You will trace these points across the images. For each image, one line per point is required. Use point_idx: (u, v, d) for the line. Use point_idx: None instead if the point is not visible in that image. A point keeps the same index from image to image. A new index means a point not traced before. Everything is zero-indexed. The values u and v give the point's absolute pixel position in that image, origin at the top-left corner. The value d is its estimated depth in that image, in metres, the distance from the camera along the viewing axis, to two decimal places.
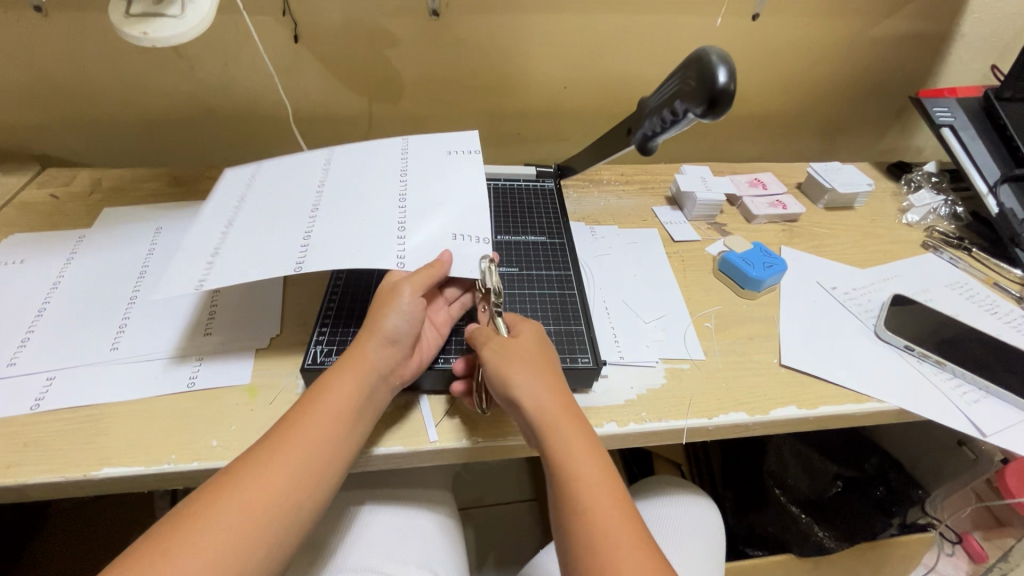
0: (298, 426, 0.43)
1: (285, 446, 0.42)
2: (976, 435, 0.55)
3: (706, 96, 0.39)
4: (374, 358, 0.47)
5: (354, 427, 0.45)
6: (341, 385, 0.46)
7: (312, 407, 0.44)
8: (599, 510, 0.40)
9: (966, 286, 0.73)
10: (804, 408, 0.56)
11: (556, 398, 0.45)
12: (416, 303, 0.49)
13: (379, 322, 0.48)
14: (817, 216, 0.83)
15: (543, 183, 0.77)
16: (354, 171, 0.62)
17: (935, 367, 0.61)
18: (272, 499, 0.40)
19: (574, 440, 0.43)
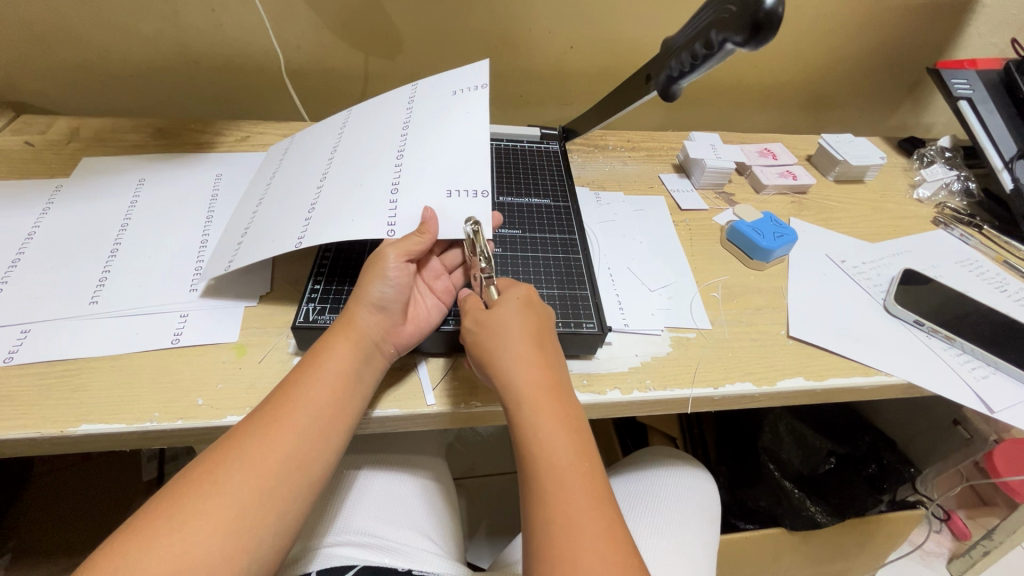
0: (289, 397, 0.41)
1: (277, 417, 0.40)
2: (983, 411, 0.54)
3: (750, 19, 0.36)
4: (367, 326, 0.45)
5: (352, 396, 0.43)
6: (335, 353, 0.43)
7: (304, 377, 0.42)
8: (563, 498, 0.38)
9: (976, 263, 0.71)
10: (811, 380, 0.54)
11: (532, 372, 0.42)
12: (401, 269, 0.46)
13: (365, 288, 0.46)
14: (827, 189, 0.81)
15: (548, 146, 0.73)
16: (364, 131, 0.60)
17: (944, 342, 0.60)
18: (267, 472, 0.38)
19: (546, 419, 0.41)
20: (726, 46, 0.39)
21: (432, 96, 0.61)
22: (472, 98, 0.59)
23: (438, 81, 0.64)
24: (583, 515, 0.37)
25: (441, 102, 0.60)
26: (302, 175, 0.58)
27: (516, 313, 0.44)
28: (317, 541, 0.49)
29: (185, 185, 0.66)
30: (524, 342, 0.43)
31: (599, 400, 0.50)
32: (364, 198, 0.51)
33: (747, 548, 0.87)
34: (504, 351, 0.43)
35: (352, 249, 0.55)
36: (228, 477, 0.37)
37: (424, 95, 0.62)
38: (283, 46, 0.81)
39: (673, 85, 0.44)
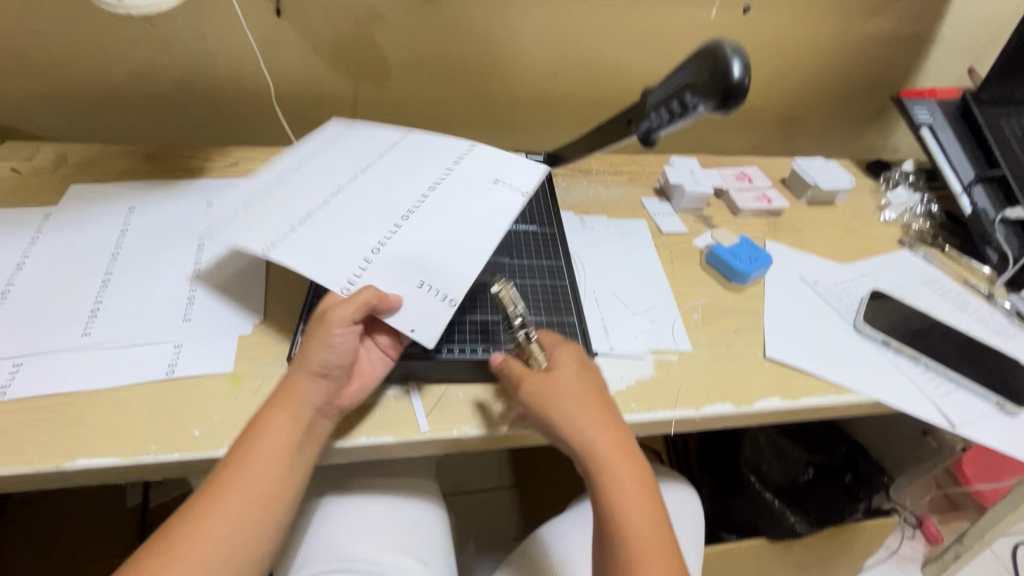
0: (241, 467, 0.41)
1: (232, 492, 0.40)
2: (947, 427, 0.58)
3: (723, 88, 0.40)
4: (317, 386, 0.44)
5: (306, 456, 0.43)
6: (285, 418, 0.43)
7: (255, 445, 0.42)
8: (642, 560, 0.41)
9: (939, 282, 0.76)
10: (787, 399, 0.57)
11: (606, 436, 0.45)
12: (345, 337, 0.44)
13: (308, 354, 0.44)
14: (800, 211, 0.85)
15: None
16: (382, 165, 0.61)
17: (910, 360, 0.63)
18: (232, 549, 0.39)
19: (625, 483, 0.44)
20: (701, 108, 0.41)
21: (469, 154, 0.62)
22: (498, 174, 0.59)
23: (480, 142, 0.64)
24: (661, 570, 0.41)
25: (472, 164, 0.61)
26: (326, 181, 0.58)
27: (579, 375, 0.47)
28: (305, 571, 0.51)
29: (176, 213, 0.67)
30: (593, 403, 0.46)
31: None
32: (342, 233, 0.52)
33: (730, 559, 0.90)
34: (561, 409, 0.45)
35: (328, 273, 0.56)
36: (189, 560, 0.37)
37: (463, 150, 0.63)
38: (273, 73, 0.82)
39: (647, 134, 0.47)
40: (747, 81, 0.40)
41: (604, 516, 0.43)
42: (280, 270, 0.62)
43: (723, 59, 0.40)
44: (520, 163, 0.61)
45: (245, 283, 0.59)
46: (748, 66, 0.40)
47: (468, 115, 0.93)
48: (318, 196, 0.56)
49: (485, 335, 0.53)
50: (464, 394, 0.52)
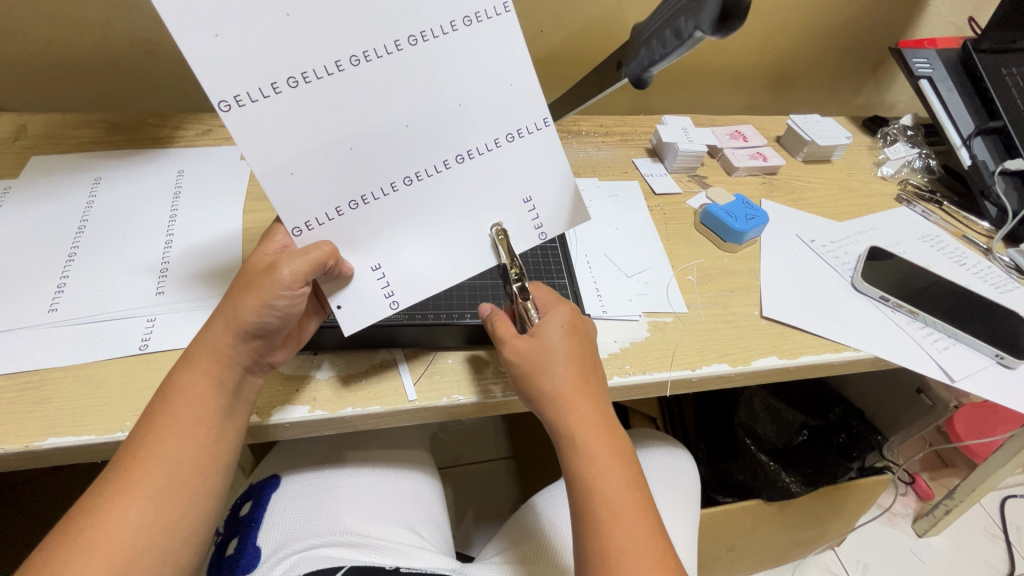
0: (155, 441, 0.37)
1: (147, 468, 0.36)
2: (944, 380, 0.57)
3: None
4: (239, 347, 0.40)
5: (226, 425, 0.40)
6: (201, 384, 0.39)
7: (167, 416, 0.38)
8: (618, 531, 0.40)
9: (937, 238, 0.74)
10: (784, 358, 0.56)
11: (585, 405, 0.43)
12: (292, 300, 0.39)
13: (238, 314, 0.39)
14: (795, 170, 0.82)
15: None
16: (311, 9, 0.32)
17: (908, 316, 0.62)
18: (157, 529, 0.36)
19: (600, 452, 0.42)
20: (696, 28, 0.38)
21: (472, 54, 0.37)
22: (506, 122, 0.40)
23: (499, 34, 0.37)
24: (636, 540, 0.40)
25: (469, 77, 0.38)
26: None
27: (563, 340, 0.44)
28: (296, 544, 0.49)
29: (144, 184, 0.63)
30: (572, 370, 0.44)
31: None
32: (257, 105, 0.33)
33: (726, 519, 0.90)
34: (548, 377, 0.43)
35: None
36: (103, 546, 0.34)
37: (460, 46, 0.37)
38: None
39: (641, 70, 0.44)
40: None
41: (578, 485, 0.42)
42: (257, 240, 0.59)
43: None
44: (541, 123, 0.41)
45: (220, 253, 0.56)
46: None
47: None
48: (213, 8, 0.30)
49: (474, 300, 0.51)
50: (453, 362, 0.50)
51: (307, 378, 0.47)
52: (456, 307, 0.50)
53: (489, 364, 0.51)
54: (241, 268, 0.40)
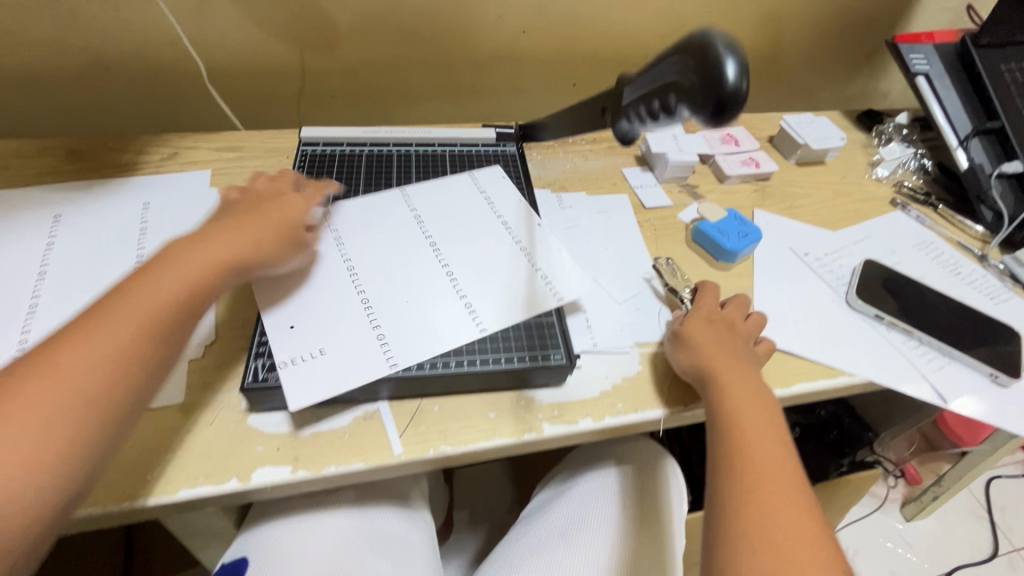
0: (103, 316, 0.38)
1: (88, 335, 0.37)
2: (939, 402, 0.56)
3: (709, 101, 0.36)
4: (230, 259, 0.44)
5: (186, 325, 0.41)
6: (177, 276, 0.41)
7: (136, 299, 0.39)
8: (750, 446, 0.44)
9: (931, 245, 0.73)
10: (779, 387, 0.55)
11: (718, 355, 0.50)
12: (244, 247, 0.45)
13: (215, 242, 0.45)
14: (789, 173, 0.80)
15: (504, 148, 0.70)
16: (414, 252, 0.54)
17: (903, 335, 0.61)
18: (72, 396, 0.35)
19: (736, 392, 0.47)
20: (689, 115, 0.39)
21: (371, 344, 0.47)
22: (334, 368, 0.45)
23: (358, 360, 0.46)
24: (767, 458, 0.43)
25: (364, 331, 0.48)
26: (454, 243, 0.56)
27: (703, 318, 0.54)
28: None
29: (108, 219, 0.60)
30: (711, 335, 0.52)
31: (571, 431, 0.49)
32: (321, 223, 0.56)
33: None
34: (698, 353, 0.51)
35: None
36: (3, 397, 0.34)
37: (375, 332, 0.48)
38: (207, 45, 0.72)
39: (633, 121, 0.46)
40: (740, 86, 0.36)
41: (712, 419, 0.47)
42: None
43: (709, 65, 0.36)
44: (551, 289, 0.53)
45: None
46: (739, 65, 0.36)
47: (429, 84, 0.85)
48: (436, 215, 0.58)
49: (459, 346, 0.49)
50: (439, 411, 0.48)
51: (286, 438, 0.46)
52: (440, 354, 0.48)
53: (477, 411, 0.49)
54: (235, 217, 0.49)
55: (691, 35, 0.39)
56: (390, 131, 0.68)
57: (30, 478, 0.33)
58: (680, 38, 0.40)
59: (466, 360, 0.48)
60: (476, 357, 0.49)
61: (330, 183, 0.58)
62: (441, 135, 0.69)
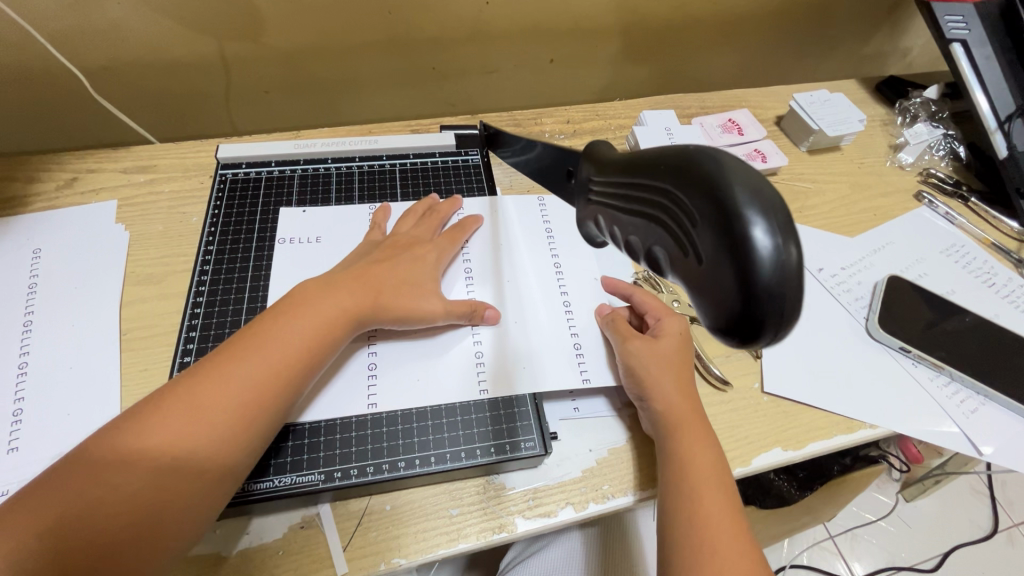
0: (233, 358, 0.37)
1: (218, 376, 0.36)
2: (971, 453, 0.49)
3: (729, 295, 0.19)
4: (373, 305, 0.43)
5: (311, 377, 0.40)
6: (308, 322, 0.40)
7: (267, 342, 0.38)
8: (710, 522, 0.37)
9: (961, 249, 0.64)
10: (789, 449, 0.47)
11: (685, 398, 0.42)
12: (358, 292, 0.43)
13: (342, 282, 0.43)
14: (800, 165, 0.69)
15: (467, 158, 0.59)
16: (470, 263, 0.51)
17: (932, 370, 0.53)
18: (197, 440, 0.34)
19: (698, 447, 0.40)
20: (685, 288, 0.21)
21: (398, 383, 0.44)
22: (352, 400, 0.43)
23: (372, 397, 0.43)
24: (726, 537, 0.36)
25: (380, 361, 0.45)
26: (511, 263, 0.51)
27: (676, 344, 0.44)
28: None
29: None
30: (679, 368, 0.44)
31: (550, 523, 0.42)
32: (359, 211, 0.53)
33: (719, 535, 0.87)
34: (664, 396, 0.42)
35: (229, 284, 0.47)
36: (135, 430, 0.34)
37: (404, 372, 0.44)
38: (100, 41, 0.59)
39: (594, 233, 0.27)
40: (793, 281, 0.19)
41: (673, 477, 0.40)
42: (139, 350, 0.47)
43: (732, 230, 0.18)
44: (577, 356, 0.47)
45: (91, 376, 0.45)
46: (792, 241, 0.18)
47: (380, 71, 0.72)
48: (514, 230, 0.54)
49: (408, 441, 0.42)
50: (393, 510, 0.41)
51: (207, 560, 0.38)
52: (387, 454, 0.41)
53: (438, 507, 0.41)
54: (409, 240, 0.49)
55: (706, 149, 0.21)
56: (327, 144, 0.56)
57: (154, 513, 0.33)
58: (685, 144, 0.21)
59: (418, 459, 0.41)
60: (431, 453, 0.42)
61: (457, 198, 0.54)
62: (391, 145, 0.57)
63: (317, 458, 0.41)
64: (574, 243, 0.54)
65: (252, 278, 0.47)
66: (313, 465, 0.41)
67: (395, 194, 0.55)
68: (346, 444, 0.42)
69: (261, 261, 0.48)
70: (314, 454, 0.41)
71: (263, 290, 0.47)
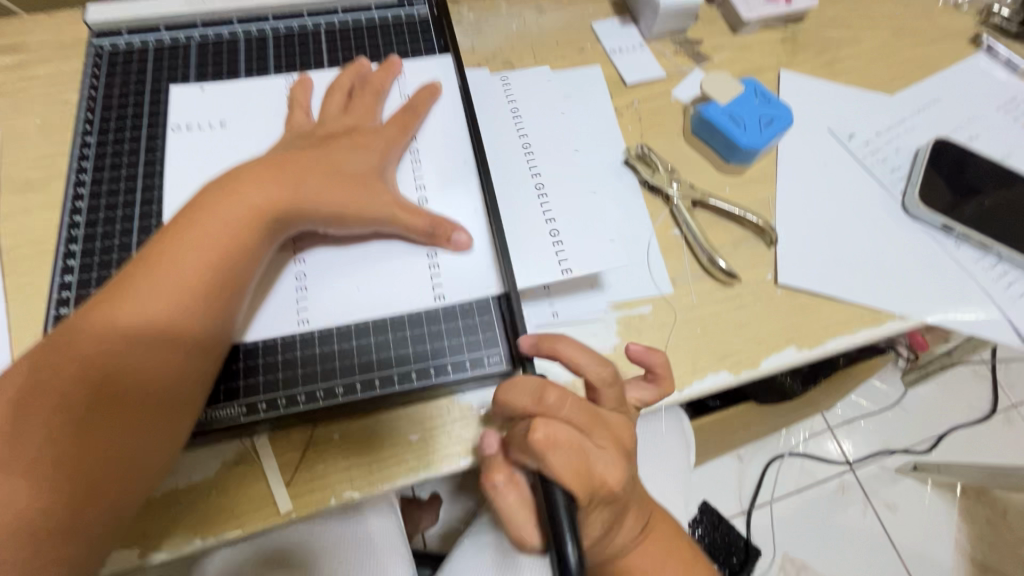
0: (122, 292, 0.30)
1: (107, 318, 0.29)
2: (1013, 342, 0.43)
3: None
4: (289, 204, 0.33)
5: (234, 300, 0.32)
6: (210, 235, 0.31)
7: (162, 267, 0.30)
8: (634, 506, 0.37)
9: (1022, 103, 0.53)
10: (805, 348, 0.41)
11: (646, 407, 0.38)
12: (265, 190, 0.33)
13: (244, 181, 0.33)
14: (832, 7, 0.56)
15: (412, 10, 0.46)
16: (419, 144, 0.41)
17: (978, 249, 0.45)
18: (91, 408, 0.28)
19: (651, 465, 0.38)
20: None
21: (334, 293, 0.36)
22: (282, 319, 0.35)
23: (307, 311, 0.36)
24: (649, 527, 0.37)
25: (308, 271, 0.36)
26: (469, 141, 0.41)
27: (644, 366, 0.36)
28: None
29: None
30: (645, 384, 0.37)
31: None
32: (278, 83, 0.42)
33: (716, 430, 0.83)
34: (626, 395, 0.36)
35: (116, 184, 0.38)
36: (22, 399, 0.28)
37: (341, 280, 0.36)
38: None
39: None
40: None
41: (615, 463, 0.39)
42: (26, 271, 0.39)
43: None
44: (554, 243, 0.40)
45: None
46: None
47: None
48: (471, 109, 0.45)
49: (350, 363, 0.35)
50: (342, 439, 0.35)
51: None
52: (324, 379, 0.35)
53: (395, 433, 0.35)
54: (335, 120, 0.38)
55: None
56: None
57: (79, 481, 0.27)
58: None
59: (361, 383, 0.35)
60: (377, 376, 0.35)
61: (394, 62, 0.42)
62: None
63: (240, 388, 0.34)
64: (541, 120, 0.46)
65: (143, 174, 0.38)
66: (236, 396, 0.34)
67: (321, 62, 0.43)
68: (270, 370, 0.34)
69: (155, 154, 0.39)
70: (234, 385, 0.34)
71: (159, 190, 0.37)
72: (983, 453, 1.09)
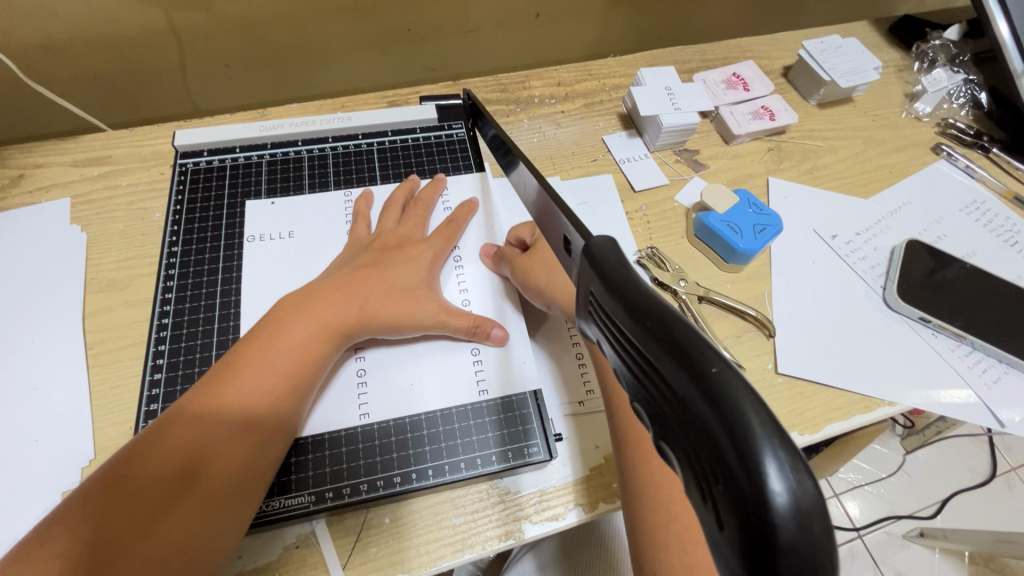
0: (215, 393, 0.34)
1: (198, 418, 0.33)
2: (992, 425, 0.47)
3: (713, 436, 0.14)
4: (358, 316, 0.39)
5: (301, 406, 0.37)
6: (291, 346, 0.37)
7: (247, 373, 0.35)
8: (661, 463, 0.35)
9: (982, 206, 0.60)
10: (806, 433, 0.45)
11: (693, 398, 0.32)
12: (337, 308, 0.39)
13: (320, 298, 0.39)
14: (810, 121, 0.64)
15: (451, 132, 0.53)
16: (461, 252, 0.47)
17: (954, 339, 0.50)
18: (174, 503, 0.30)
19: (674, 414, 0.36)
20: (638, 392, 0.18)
21: (390, 389, 0.41)
22: (345, 414, 0.40)
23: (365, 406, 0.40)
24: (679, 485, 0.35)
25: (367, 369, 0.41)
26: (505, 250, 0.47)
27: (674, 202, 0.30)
28: None
29: None
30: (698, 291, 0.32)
31: (559, 527, 0.39)
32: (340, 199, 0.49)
33: None
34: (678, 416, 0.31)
35: (199, 290, 0.43)
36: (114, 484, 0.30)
37: (396, 377, 0.41)
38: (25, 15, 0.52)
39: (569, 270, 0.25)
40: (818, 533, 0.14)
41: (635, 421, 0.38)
42: (109, 364, 0.43)
43: (738, 461, 0.14)
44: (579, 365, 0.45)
45: (58, 397, 0.41)
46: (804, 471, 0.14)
47: (349, 35, 0.65)
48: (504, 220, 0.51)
49: (404, 454, 0.39)
50: (392, 523, 0.38)
51: None
52: (381, 469, 0.39)
53: (440, 517, 0.38)
54: (391, 234, 0.45)
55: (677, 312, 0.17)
56: (296, 124, 0.51)
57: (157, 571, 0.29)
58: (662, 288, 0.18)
59: (414, 471, 0.39)
60: (428, 466, 0.39)
61: (440, 180, 0.49)
62: (367, 123, 0.52)
63: (307, 478, 0.38)
64: None
65: (222, 282, 0.44)
66: (303, 486, 0.38)
67: (374, 178, 0.50)
68: (335, 460, 0.39)
69: (232, 263, 0.44)
70: (302, 475, 0.38)
71: (236, 296, 0.43)
72: (988, 519, 1.10)
